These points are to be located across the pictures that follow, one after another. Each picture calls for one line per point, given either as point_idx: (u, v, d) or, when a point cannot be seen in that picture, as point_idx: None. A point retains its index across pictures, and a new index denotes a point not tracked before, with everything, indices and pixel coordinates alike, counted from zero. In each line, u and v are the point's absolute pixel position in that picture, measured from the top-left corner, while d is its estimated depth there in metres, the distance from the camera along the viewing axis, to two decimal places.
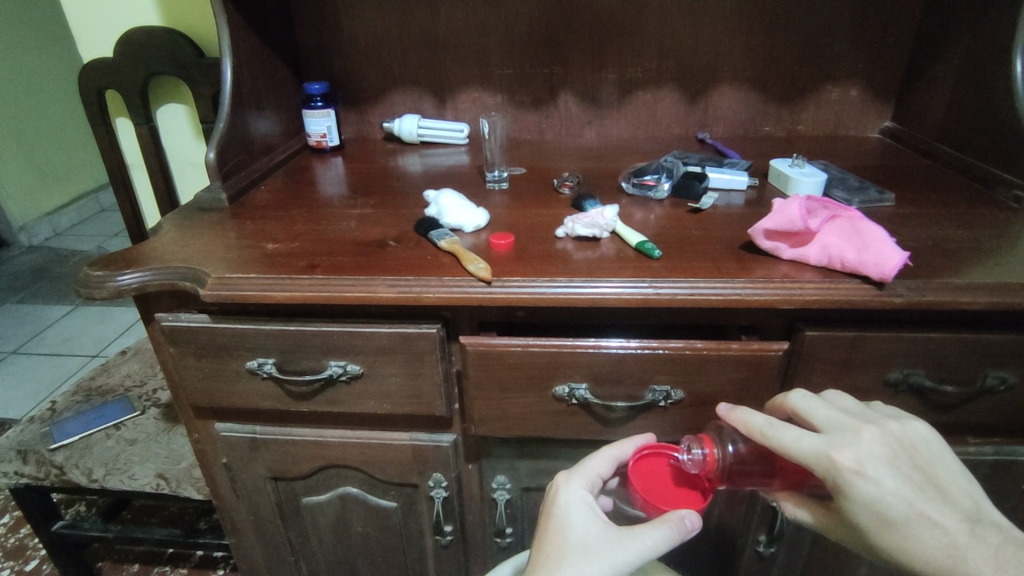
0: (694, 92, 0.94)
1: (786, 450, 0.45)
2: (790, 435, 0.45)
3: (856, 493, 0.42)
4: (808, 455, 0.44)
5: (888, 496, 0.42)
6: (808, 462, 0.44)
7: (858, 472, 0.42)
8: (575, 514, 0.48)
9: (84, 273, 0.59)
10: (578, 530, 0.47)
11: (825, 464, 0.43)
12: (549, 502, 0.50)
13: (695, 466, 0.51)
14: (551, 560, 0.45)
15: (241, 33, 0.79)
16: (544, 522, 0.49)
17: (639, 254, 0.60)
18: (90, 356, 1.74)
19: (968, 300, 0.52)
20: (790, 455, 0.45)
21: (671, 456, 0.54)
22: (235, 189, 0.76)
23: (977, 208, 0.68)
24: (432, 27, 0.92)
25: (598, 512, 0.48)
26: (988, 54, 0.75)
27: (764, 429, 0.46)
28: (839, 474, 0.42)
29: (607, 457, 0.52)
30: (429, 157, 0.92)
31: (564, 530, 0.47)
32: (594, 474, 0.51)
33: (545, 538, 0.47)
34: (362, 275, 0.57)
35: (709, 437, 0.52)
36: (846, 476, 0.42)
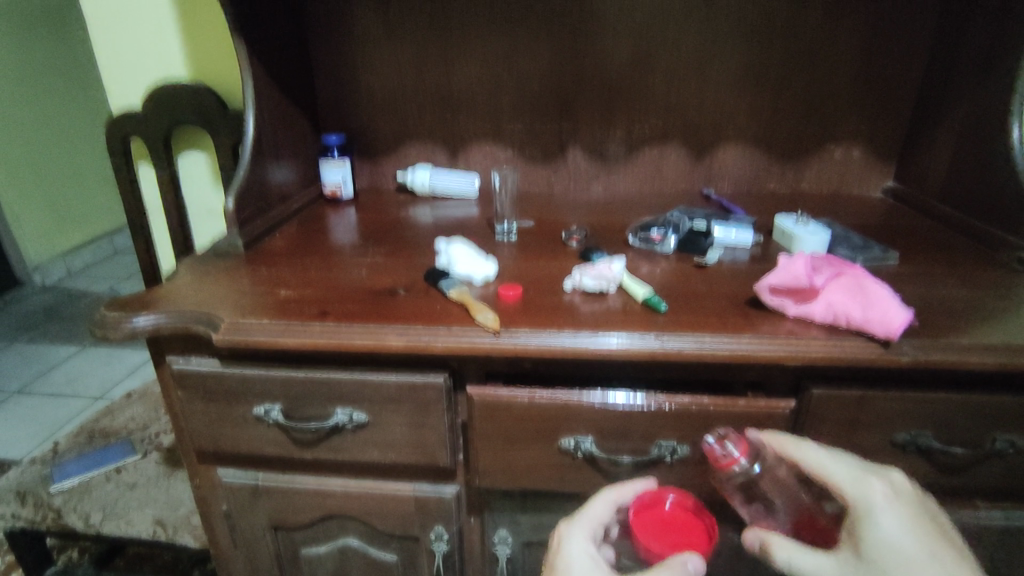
0: (699, 149, 0.97)
1: (820, 467, 0.47)
2: (826, 454, 0.48)
3: (880, 521, 0.44)
4: (840, 474, 0.46)
5: (911, 528, 0.44)
6: (838, 482, 0.46)
7: (888, 501, 0.45)
8: (576, 563, 0.47)
9: (100, 314, 0.61)
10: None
11: (855, 487, 0.46)
12: (554, 553, 0.50)
13: (713, 452, 0.52)
14: None
15: (265, 88, 0.82)
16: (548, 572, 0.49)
17: (645, 308, 0.60)
18: (94, 397, 1.73)
19: (975, 361, 0.52)
20: (821, 475, 0.47)
21: (665, 499, 0.53)
22: (251, 236, 0.78)
23: (981, 268, 0.69)
24: (447, 85, 0.96)
25: (600, 561, 0.48)
26: (986, 120, 0.77)
27: (798, 447, 0.48)
28: (870, 494, 0.45)
29: (609, 501, 0.52)
30: (440, 208, 0.94)
31: None
32: (595, 521, 0.51)
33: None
34: (373, 323, 0.58)
35: (747, 442, 0.53)
36: (875, 499, 0.45)
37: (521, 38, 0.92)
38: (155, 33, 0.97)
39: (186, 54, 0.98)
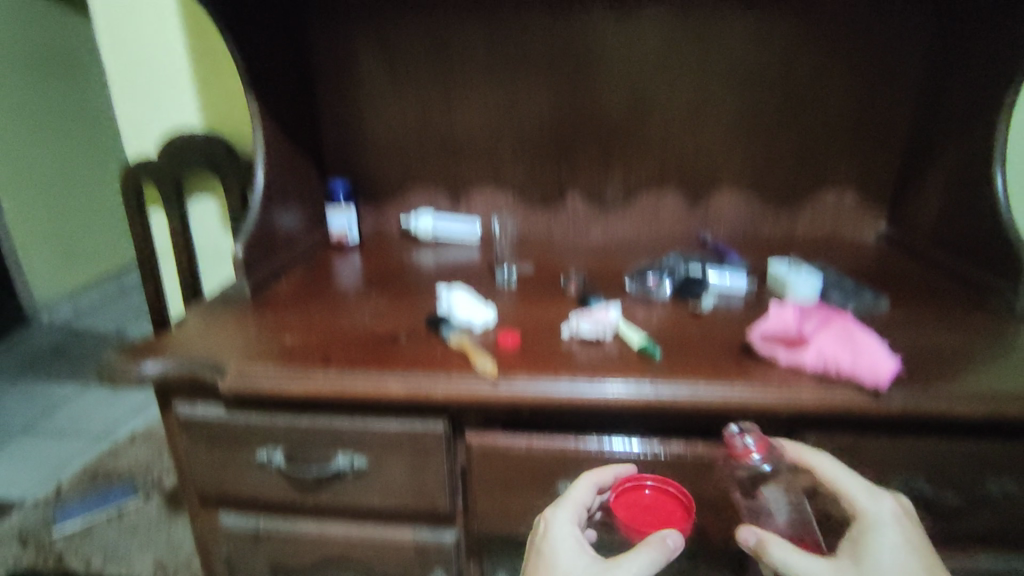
0: (695, 195, 1.00)
1: (834, 478, 0.50)
2: (841, 467, 0.51)
3: (884, 534, 0.47)
4: (853, 486, 0.49)
5: (914, 543, 0.47)
6: (849, 493, 0.49)
7: (894, 518, 0.48)
8: (562, 544, 0.50)
9: (111, 362, 0.63)
10: (564, 558, 0.49)
11: (865, 501, 0.49)
12: (540, 537, 0.51)
13: (732, 442, 0.54)
14: None
15: (275, 140, 0.86)
16: (533, 554, 0.51)
17: (640, 355, 0.62)
18: (97, 436, 1.74)
19: (964, 410, 0.53)
20: (834, 485, 0.50)
21: (645, 484, 0.56)
22: (258, 283, 0.81)
23: (972, 314, 0.70)
24: (450, 134, 1.00)
25: (582, 540, 0.50)
26: (972, 168, 0.79)
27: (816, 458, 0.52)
28: (880, 507, 0.48)
29: (589, 485, 0.54)
30: (443, 252, 0.97)
31: (556, 564, 0.49)
32: (580, 504, 0.53)
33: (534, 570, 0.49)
34: (374, 371, 0.59)
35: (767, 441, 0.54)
36: (883, 514, 0.48)
37: (521, 90, 0.96)
38: (171, 85, 1.01)
39: (200, 104, 1.02)
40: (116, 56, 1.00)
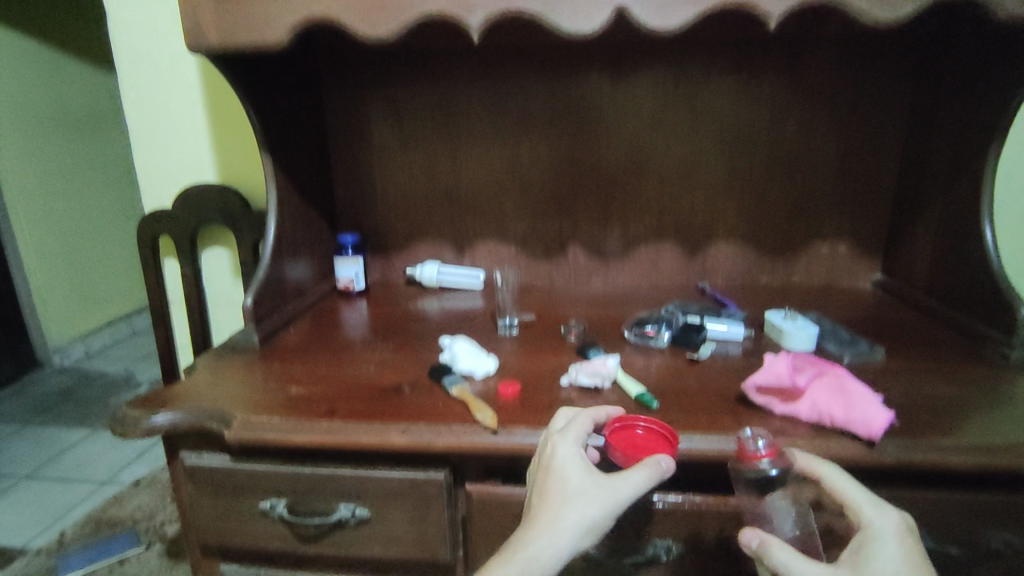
0: (693, 246, 1.02)
1: (840, 489, 0.49)
2: (850, 479, 0.49)
3: (886, 546, 0.45)
4: (859, 497, 0.48)
5: (919, 561, 0.45)
6: (854, 503, 0.48)
7: (897, 533, 0.46)
8: (567, 467, 0.51)
9: (122, 412, 0.64)
10: (570, 479, 0.51)
11: (870, 512, 0.47)
12: (544, 460, 0.53)
13: (745, 446, 0.54)
14: (554, 508, 0.49)
15: (288, 195, 0.90)
16: (538, 476, 0.53)
17: (638, 405, 0.63)
18: (100, 482, 1.74)
19: (959, 461, 0.53)
20: (840, 495, 0.49)
21: (637, 424, 0.57)
22: (267, 332, 0.83)
23: (966, 364, 0.71)
24: (455, 188, 1.04)
25: (585, 458, 0.52)
26: (959, 220, 0.81)
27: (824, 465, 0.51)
28: (884, 518, 0.47)
29: (587, 416, 0.56)
30: (447, 300, 0.99)
31: (565, 480, 0.51)
32: (581, 432, 0.55)
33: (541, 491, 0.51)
34: (378, 422, 0.61)
35: (778, 450, 0.54)
36: (888, 527, 0.46)
37: (523, 148, 1.00)
38: (191, 142, 1.06)
39: (217, 160, 1.07)
40: (141, 116, 1.05)
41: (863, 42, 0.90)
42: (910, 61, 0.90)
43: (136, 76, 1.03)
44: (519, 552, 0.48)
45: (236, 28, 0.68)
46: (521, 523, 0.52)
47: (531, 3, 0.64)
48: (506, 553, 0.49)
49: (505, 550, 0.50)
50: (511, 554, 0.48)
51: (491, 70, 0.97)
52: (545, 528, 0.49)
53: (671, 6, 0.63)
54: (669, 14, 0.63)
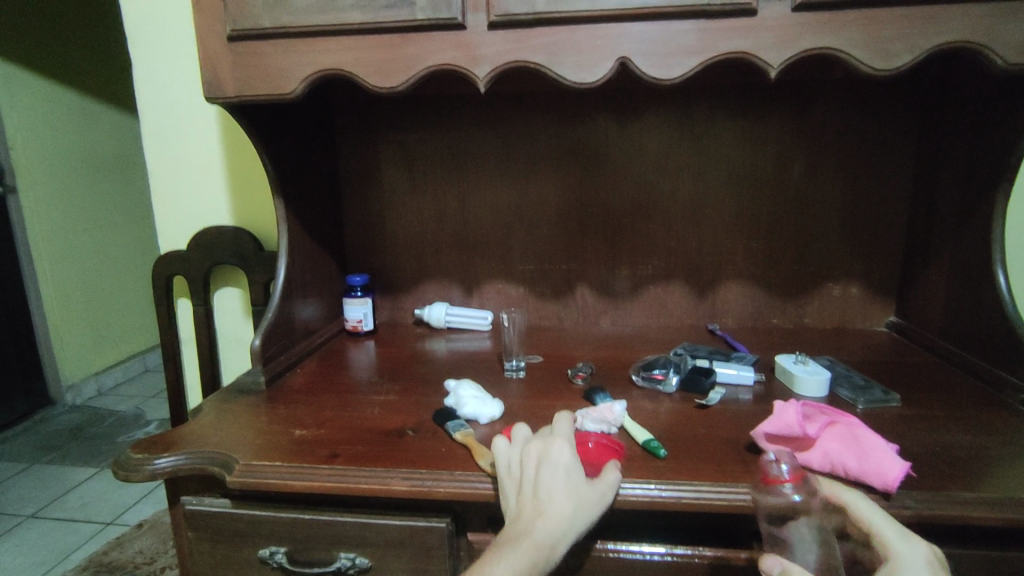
0: (702, 288, 1.02)
1: (867, 518, 0.48)
2: (879, 509, 0.49)
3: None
4: (887, 527, 0.47)
5: None
6: (882, 533, 0.47)
7: (928, 564, 0.45)
8: (569, 466, 0.54)
9: (125, 455, 0.64)
10: (573, 476, 0.54)
11: (898, 543, 0.46)
12: (545, 456, 0.55)
13: (767, 467, 0.54)
14: (564, 501, 0.52)
15: (299, 237, 0.91)
16: (542, 472, 0.54)
17: (646, 452, 0.62)
18: (105, 523, 1.72)
19: (982, 516, 0.51)
20: (865, 523, 0.48)
21: (588, 440, 0.62)
22: (274, 372, 0.83)
23: (985, 411, 0.69)
24: (464, 229, 1.05)
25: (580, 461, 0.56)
26: (972, 263, 0.79)
27: (850, 492, 0.50)
28: (910, 547, 0.46)
29: (568, 421, 0.61)
30: (454, 341, 0.99)
31: (570, 477, 0.54)
32: (568, 435, 0.59)
33: (551, 487, 0.52)
34: (380, 468, 0.60)
35: (801, 474, 0.53)
36: (915, 558, 0.45)
37: (532, 191, 1.02)
38: (208, 185, 1.09)
39: (232, 203, 1.09)
40: (160, 160, 1.08)
41: (866, 88, 0.91)
42: (915, 106, 0.90)
43: (157, 123, 1.07)
44: (530, 546, 0.49)
45: (252, 79, 0.70)
46: (510, 511, 0.53)
47: (535, 54, 0.66)
48: (513, 545, 0.49)
49: (508, 539, 0.50)
50: (524, 548, 0.49)
51: (499, 116, 1.00)
52: (555, 524, 0.51)
53: (672, 56, 0.64)
54: (670, 65, 0.65)
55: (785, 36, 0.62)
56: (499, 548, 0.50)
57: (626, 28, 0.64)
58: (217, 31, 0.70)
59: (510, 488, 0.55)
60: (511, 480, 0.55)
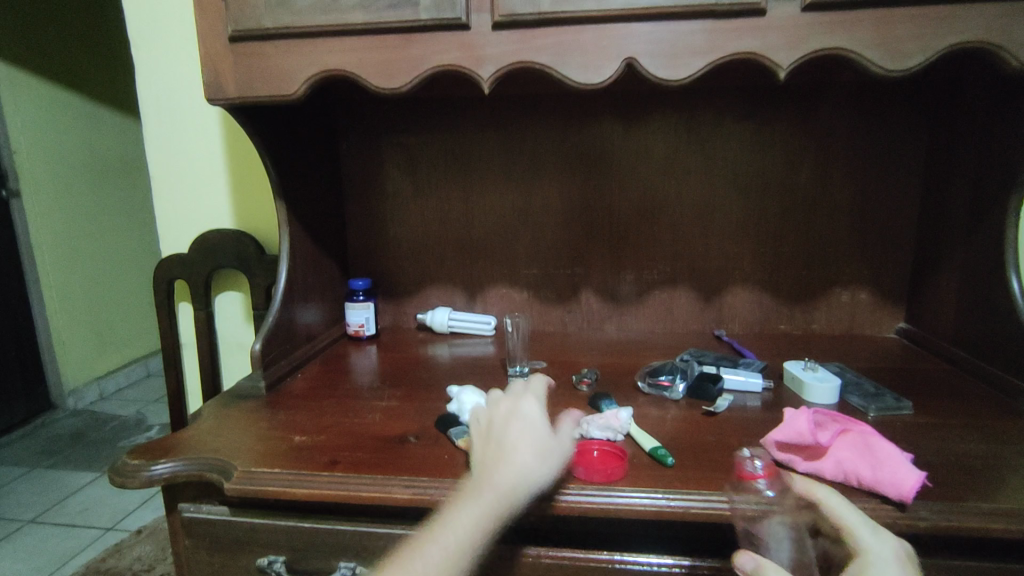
0: (708, 293, 1.01)
1: (838, 516, 0.48)
2: (849, 506, 0.48)
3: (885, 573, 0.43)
4: (856, 523, 0.47)
5: None
6: (854, 529, 0.47)
7: (896, 559, 0.45)
8: (533, 421, 0.57)
9: (122, 461, 0.63)
10: (536, 429, 0.56)
11: (869, 539, 0.46)
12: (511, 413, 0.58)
13: (741, 464, 0.56)
14: (526, 449, 0.54)
15: (301, 241, 0.90)
16: (508, 427, 0.57)
17: (653, 460, 0.60)
18: (105, 528, 1.70)
19: (1001, 528, 0.50)
20: (838, 520, 0.48)
21: (592, 449, 0.61)
22: (274, 378, 0.82)
23: (1001, 419, 0.67)
24: (467, 233, 1.04)
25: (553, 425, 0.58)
26: (985, 268, 0.78)
27: (821, 487, 0.50)
28: (878, 542, 0.45)
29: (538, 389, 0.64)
30: (457, 346, 0.98)
31: (533, 430, 0.56)
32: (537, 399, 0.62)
33: (514, 438, 0.55)
34: (381, 475, 0.59)
35: (775, 471, 0.55)
36: (886, 554, 0.45)
37: (536, 194, 1.01)
38: (210, 188, 1.08)
39: (234, 206, 1.08)
40: (162, 164, 1.08)
41: (874, 90, 0.90)
42: (924, 108, 0.89)
43: (159, 126, 1.06)
44: (492, 488, 0.50)
45: (254, 80, 0.70)
46: (476, 464, 0.54)
47: (541, 55, 0.65)
48: (476, 489, 0.50)
49: (474, 486, 0.51)
50: (485, 490, 0.50)
51: (503, 119, 0.99)
52: (517, 469, 0.52)
53: (680, 57, 0.63)
54: (678, 65, 0.63)
55: (795, 37, 0.61)
56: (463, 495, 0.51)
57: (633, 29, 0.63)
58: (219, 32, 0.69)
59: (479, 446, 0.57)
60: (483, 438, 0.57)
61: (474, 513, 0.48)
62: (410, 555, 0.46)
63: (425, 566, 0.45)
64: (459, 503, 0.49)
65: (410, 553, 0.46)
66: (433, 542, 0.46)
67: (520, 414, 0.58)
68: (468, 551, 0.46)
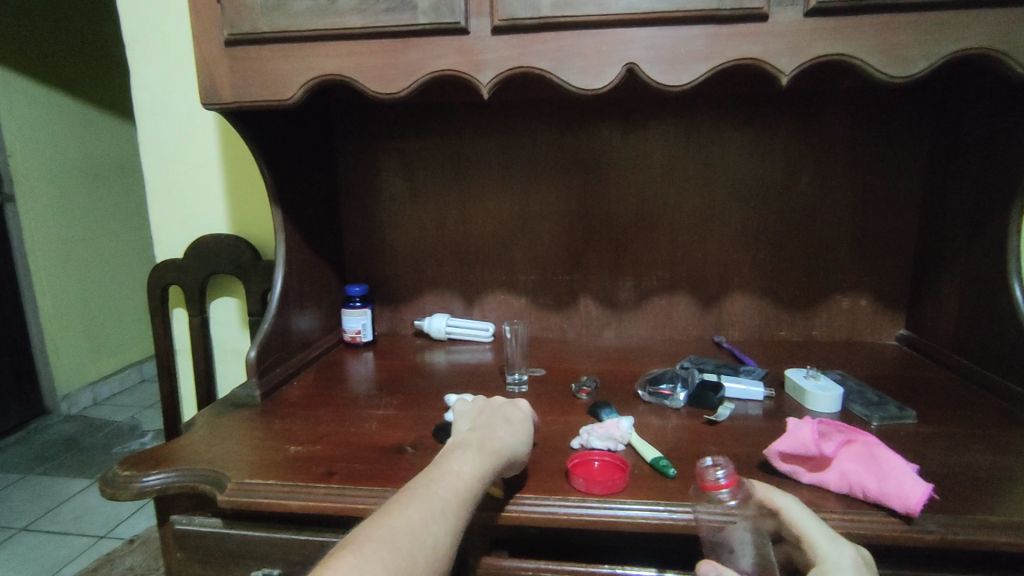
0: (708, 299, 1.00)
1: (799, 523, 0.48)
2: (809, 514, 0.48)
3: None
4: (816, 532, 0.47)
5: None
6: (813, 538, 0.47)
7: (853, 568, 0.44)
8: (526, 416, 0.62)
9: (113, 472, 0.61)
10: (527, 424, 0.61)
11: (827, 549, 0.46)
12: (508, 404, 0.63)
13: (705, 474, 0.52)
14: (521, 434, 0.58)
15: (297, 247, 0.89)
16: (507, 412, 0.61)
17: (654, 471, 0.59)
18: (97, 537, 1.68)
19: (1009, 541, 0.49)
20: (799, 529, 0.47)
21: (593, 459, 0.60)
22: (269, 386, 0.80)
23: (1005, 429, 0.67)
24: (465, 239, 1.03)
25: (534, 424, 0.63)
26: (987, 275, 0.77)
27: (781, 498, 0.49)
28: (835, 551, 0.45)
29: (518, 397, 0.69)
30: (454, 353, 0.97)
31: (526, 422, 0.61)
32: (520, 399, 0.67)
33: (515, 422, 0.59)
34: (378, 487, 0.57)
35: (738, 480, 0.52)
36: (845, 561, 0.45)
37: (534, 200, 1.00)
38: (205, 193, 1.07)
39: (229, 211, 1.07)
40: (158, 168, 1.07)
41: (875, 97, 0.89)
42: (925, 114, 0.89)
43: (155, 130, 1.05)
44: (496, 449, 0.54)
45: (248, 84, 0.69)
46: (470, 428, 0.57)
47: (540, 60, 0.64)
48: (482, 446, 0.53)
49: (465, 443, 0.53)
50: (490, 449, 0.53)
51: (501, 124, 0.98)
52: (513, 445, 0.56)
53: (682, 62, 0.63)
54: (679, 71, 0.63)
55: (797, 43, 0.61)
56: (466, 446, 0.53)
57: (633, 34, 0.63)
58: (214, 35, 0.68)
59: (471, 417, 0.59)
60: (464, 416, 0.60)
61: (472, 462, 0.51)
62: (417, 492, 0.46)
63: (437, 500, 0.46)
64: (455, 455, 0.51)
65: (420, 489, 0.47)
66: (438, 482, 0.48)
67: (497, 405, 0.62)
68: (470, 495, 0.48)
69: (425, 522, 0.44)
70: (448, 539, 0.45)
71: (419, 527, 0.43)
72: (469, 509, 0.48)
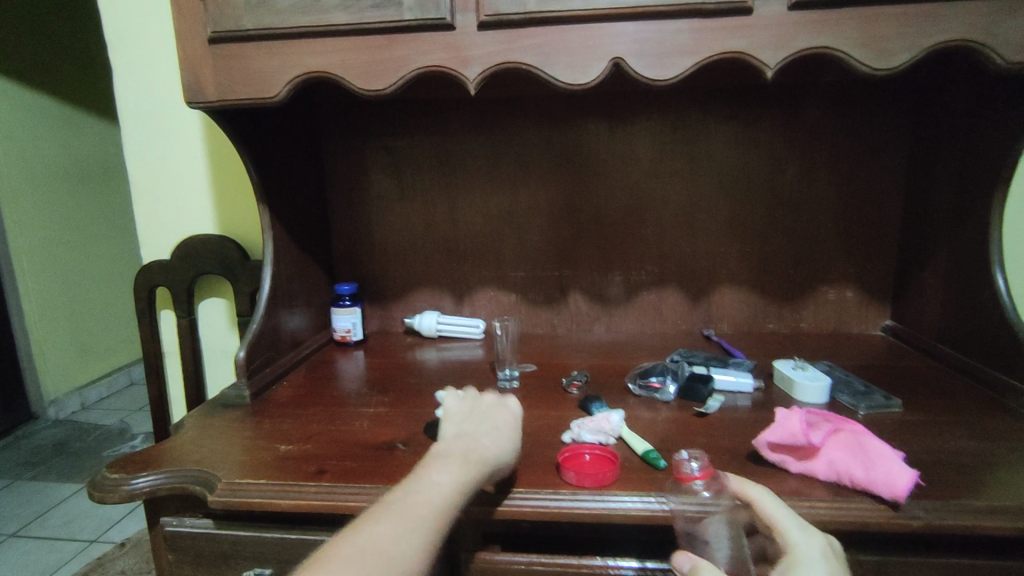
0: (696, 293, 1.00)
1: (771, 514, 0.48)
2: (780, 504, 0.48)
3: (813, 571, 0.43)
4: (787, 521, 0.47)
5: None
6: (783, 527, 0.47)
7: (823, 557, 0.44)
8: (513, 417, 0.61)
9: (100, 475, 0.61)
10: (515, 426, 0.60)
11: (797, 537, 0.46)
12: (495, 406, 0.62)
13: (679, 465, 0.53)
14: (507, 438, 0.58)
15: (285, 246, 0.88)
16: (493, 415, 0.60)
17: (645, 463, 0.59)
18: (87, 541, 1.67)
19: (993, 526, 0.50)
20: (770, 518, 0.48)
21: (584, 453, 0.60)
22: (259, 386, 0.80)
23: (989, 416, 0.67)
24: (454, 236, 1.03)
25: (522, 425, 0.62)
26: (970, 264, 0.78)
27: (753, 489, 0.50)
28: (805, 539, 0.46)
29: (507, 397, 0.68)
30: (445, 350, 0.97)
31: (513, 425, 0.60)
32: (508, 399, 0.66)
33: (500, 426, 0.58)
34: (370, 484, 0.57)
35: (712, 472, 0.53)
36: (814, 549, 0.45)
37: (522, 196, 1.00)
38: (192, 194, 1.06)
39: (217, 211, 1.07)
40: (144, 169, 1.06)
41: (859, 90, 0.90)
42: (909, 106, 0.90)
43: (140, 131, 1.04)
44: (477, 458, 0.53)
45: (233, 82, 0.68)
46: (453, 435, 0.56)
47: (527, 55, 0.64)
48: (462, 457, 0.52)
49: (445, 453, 0.53)
50: (471, 458, 0.53)
51: (489, 121, 0.98)
52: (497, 450, 0.55)
53: (668, 56, 0.63)
54: (665, 65, 0.63)
55: (781, 36, 0.61)
56: (444, 458, 0.52)
57: (618, 28, 0.63)
58: (197, 33, 0.67)
59: (456, 423, 0.59)
60: (450, 421, 0.59)
61: (450, 473, 0.50)
62: (391, 508, 0.46)
63: (411, 513, 0.46)
64: (434, 466, 0.51)
65: (394, 503, 0.47)
66: (414, 495, 0.48)
67: (483, 408, 0.62)
68: (448, 506, 0.48)
69: (395, 539, 0.44)
70: (424, 551, 0.44)
71: (390, 544, 0.43)
72: (448, 519, 0.47)
